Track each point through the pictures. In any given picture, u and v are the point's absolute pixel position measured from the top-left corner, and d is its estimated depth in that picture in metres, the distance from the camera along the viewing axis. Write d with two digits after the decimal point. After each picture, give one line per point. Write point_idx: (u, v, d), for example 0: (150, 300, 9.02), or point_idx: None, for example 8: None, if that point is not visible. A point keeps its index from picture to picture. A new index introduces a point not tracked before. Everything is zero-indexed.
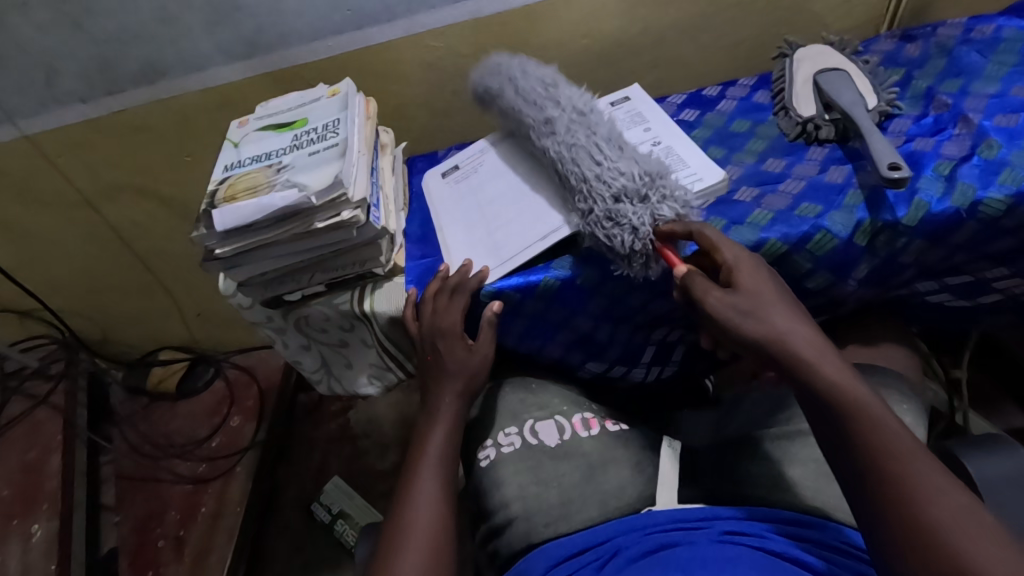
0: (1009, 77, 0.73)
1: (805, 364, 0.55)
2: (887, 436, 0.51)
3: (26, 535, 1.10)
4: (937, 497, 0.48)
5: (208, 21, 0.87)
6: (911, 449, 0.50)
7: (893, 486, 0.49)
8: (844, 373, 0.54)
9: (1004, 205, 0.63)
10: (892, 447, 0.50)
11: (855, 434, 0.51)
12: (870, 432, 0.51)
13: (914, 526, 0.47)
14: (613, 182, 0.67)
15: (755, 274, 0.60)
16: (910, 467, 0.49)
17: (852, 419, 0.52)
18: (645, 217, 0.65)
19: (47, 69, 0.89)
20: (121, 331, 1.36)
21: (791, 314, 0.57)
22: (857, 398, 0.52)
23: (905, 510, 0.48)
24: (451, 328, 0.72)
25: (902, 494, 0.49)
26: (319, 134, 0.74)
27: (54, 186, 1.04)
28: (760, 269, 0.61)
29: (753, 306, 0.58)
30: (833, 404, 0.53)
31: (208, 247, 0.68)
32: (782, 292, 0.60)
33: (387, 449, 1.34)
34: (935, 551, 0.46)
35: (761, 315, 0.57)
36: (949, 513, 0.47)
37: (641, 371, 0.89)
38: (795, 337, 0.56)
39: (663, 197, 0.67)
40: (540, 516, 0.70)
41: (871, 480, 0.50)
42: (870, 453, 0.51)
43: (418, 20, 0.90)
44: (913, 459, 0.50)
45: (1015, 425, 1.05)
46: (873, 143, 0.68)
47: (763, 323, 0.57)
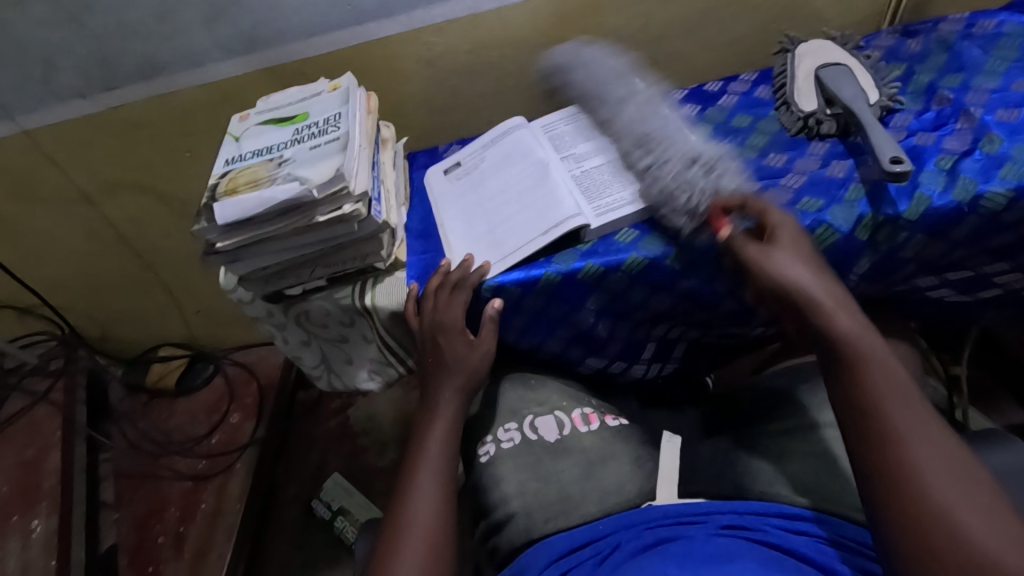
0: (1010, 72, 0.73)
1: (820, 313, 0.57)
2: (892, 386, 0.53)
3: (25, 531, 1.10)
4: (928, 446, 0.49)
5: (208, 17, 0.87)
6: (914, 402, 0.52)
7: (886, 427, 0.51)
8: (861, 327, 0.56)
9: (1006, 199, 0.63)
10: (896, 396, 0.52)
11: (860, 380, 0.54)
12: (875, 378, 0.53)
13: (897, 467, 0.49)
14: (687, 152, 0.69)
15: (788, 235, 0.62)
16: (908, 415, 0.51)
17: (859, 366, 0.54)
18: (708, 184, 0.66)
19: (46, 65, 0.89)
20: (121, 328, 1.36)
21: (814, 270, 0.60)
22: (868, 349, 0.55)
23: (892, 451, 0.50)
24: (452, 322, 0.72)
25: (892, 432, 0.51)
26: (320, 128, 0.74)
27: (53, 183, 1.04)
28: (800, 238, 0.63)
29: (775, 258, 0.61)
30: (842, 352, 0.55)
31: (209, 241, 0.68)
32: (813, 254, 0.62)
33: (387, 446, 1.34)
34: (910, 486, 0.48)
35: (784, 265, 0.60)
36: (934, 461, 0.49)
37: (641, 367, 0.89)
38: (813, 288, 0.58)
39: (723, 171, 0.68)
40: (540, 511, 0.70)
41: (867, 422, 0.52)
42: (871, 396, 0.53)
43: (418, 16, 0.90)
44: (913, 410, 0.51)
45: (1015, 422, 1.05)
46: (874, 138, 0.68)
47: (783, 275, 0.60)
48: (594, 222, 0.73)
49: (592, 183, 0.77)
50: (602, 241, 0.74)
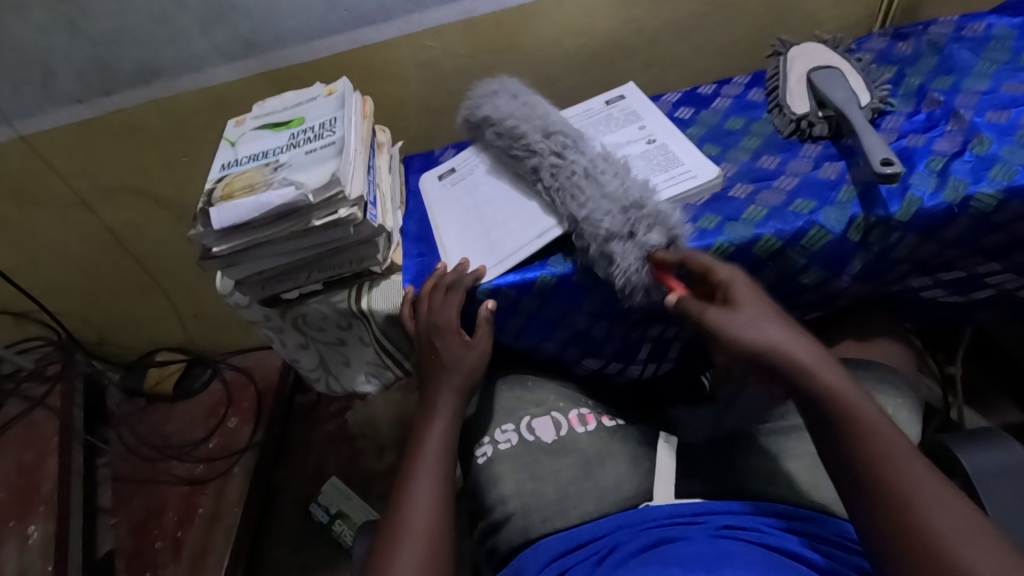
0: (999, 74, 0.74)
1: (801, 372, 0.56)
2: (888, 444, 0.52)
3: (23, 536, 1.10)
4: (933, 503, 0.49)
5: (205, 22, 0.88)
6: (908, 456, 0.52)
7: (890, 492, 0.51)
8: (842, 380, 0.56)
9: (996, 199, 0.64)
10: (889, 454, 0.52)
11: (854, 442, 0.53)
12: (868, 440, 0.53)
13: (911, 533, 0.49)
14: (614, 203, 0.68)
15: (745, 290, 0.61)
16: (904, 475, 0.51)
17: (850, 428, 0.53)
18: (634, 249, 0.66)
19: (43, 70, 0.89)
20: (118, 332, 1.36)
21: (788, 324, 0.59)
22: (854, 405, 0.54)
23: (903, 517, 0.49)
24: (447, 324, 0.72)
25: (894, 495, 0.50)
26: (316, 132, 0.75)
27: (50, 188, 1.04)
28: (751, 290, 0.61)
29: (750, 318, 0.59)
30: (831, 412, 0.54)
31: (205, 246, 0.68)
32: (778, 305, 0.61)
33: (386, 449, 1.34)
34: (923, 551, 0.48)
35: (753, 326, 0.58)
36: (945, 520, 0.49)
37: (637, 368, 0.90)
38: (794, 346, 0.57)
39: (651, 225, 0.67)
40: (538, 511, 0.70)
41: (870, 486, 0.52)
42: (867, 458, 0.52)
43: (414, 20, 0.90)
44: (911, 465, 0.51)
45: (1009, 421, 1.05)
46: (866, 139, 0.68)
47: (758, 335, 0.57)
48: None
49: None
50: None
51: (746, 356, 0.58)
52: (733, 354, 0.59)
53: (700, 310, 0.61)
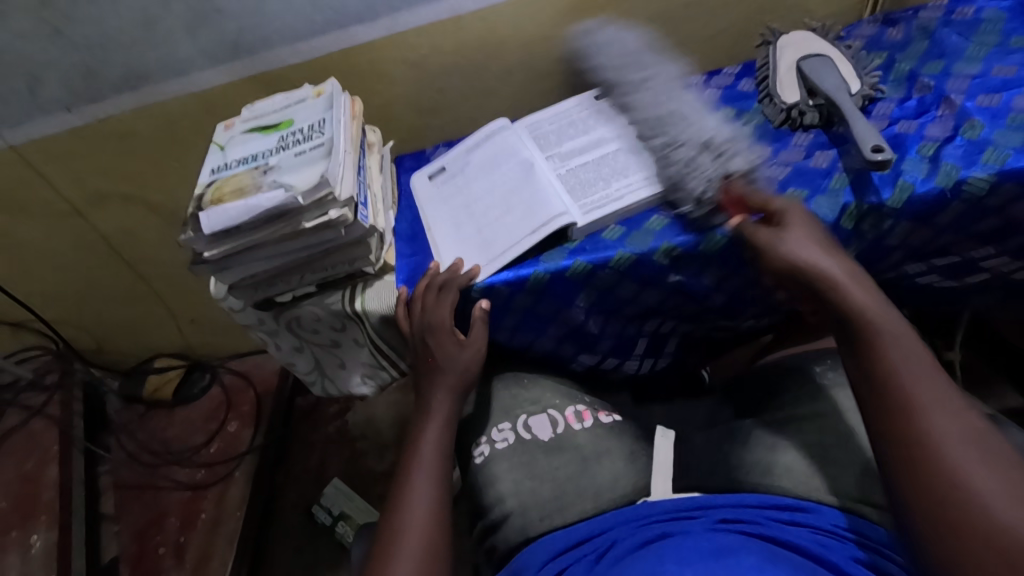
0: (990, 58, 0.73)
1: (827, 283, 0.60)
2: (906, 358, 0.54)
3: (24, 546, 1.10)
4: (960, 419, 0.50)
5: (190, 25, 0.87)
6: (936, 376, 0.53)
7: (904, 396, 0.52)
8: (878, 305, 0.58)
9: (988, 183, 0.63)
10: (906, 364, 0.53)
11: (877, 351, 0.55)
12: (888, 352, 0.54)
13: (913, 435, 0.50)
14: (701, 136, 0.71)
15: (795, 218, 0.64)
16: (924, 386, 0.52)
17: (870, 337, 0.56)
18: (717, 169, 0.68)
19: (29, 79, 0.89)
20: (116, 340, 1.36)
21: (823, 250, 0.62)
22: (880, 328, 0.56)
23: (905, 421, 0.51)
24: (440, 324, 0.72)
25: (901, 397, 0.52)
26: (304, 134, 0.74)
27: (40, 197, 1.04)
28: (808, 219, 0.64)
29: (782, 240, 0.63)
30: (856, 321, 0.57)
31: (196, 250, 0.68)
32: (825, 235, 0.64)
33: (387, 449, 1.34)
34: (924, 453, 0.49)
35: (789, 244, 0.62)
36: (953, 432, 0.49)
37: (633, 362, 0.89)
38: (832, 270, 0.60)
39: (727, 156, 0.69)
40: (535, 510, 0.70)
41: (886, 390, 0.53)
42: (886, 366, 0.54)
43: (401, 18, 0.90)
44: (926, 379, 0.52)
45: (1009, 405, 1.05)
46: (856, 127, 0.68)
47: (790, 253, 0.62)
48: (581, 220, 0.73)
49: (577, 182, 0.77)
50: (589, 239, 0.74)
51: (784, 271, 0.62)
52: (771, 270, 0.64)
53: (755, 231, 0.65)
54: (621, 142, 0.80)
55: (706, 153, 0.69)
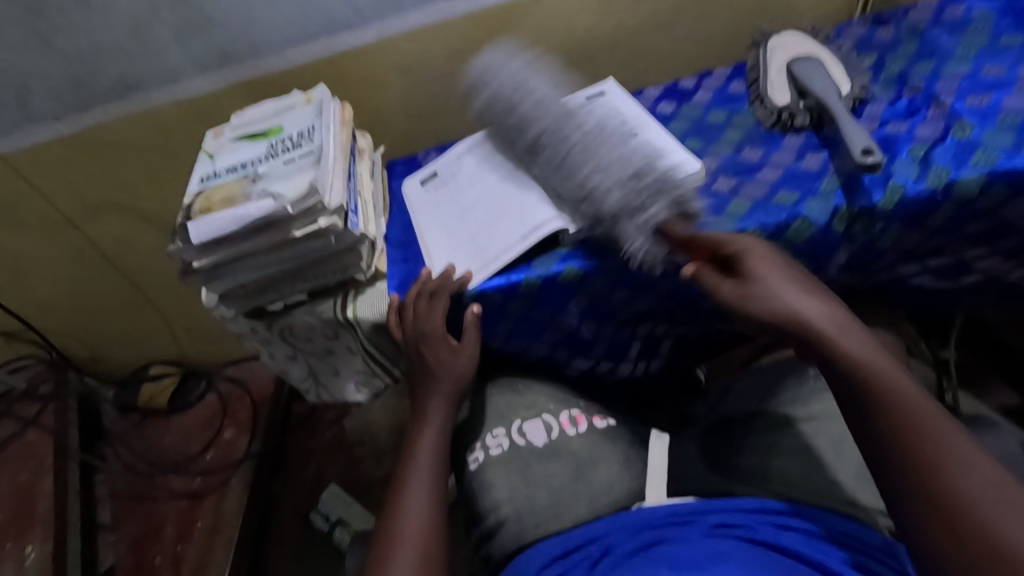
0: (979, 58, 0.73)
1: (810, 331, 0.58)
2: (911, 409, 0.52)
3: (20, 557, 1.09)
4: (968, 465, 0.49)
5: (179, 33, 0.87)
6: (941, 421, 0.52)
7: (921, 456, 0.50)
8: (865, 349, 0.56)
9: (978, 184, 0.63)
10: (911, 416, 0.52)
11: (882, 406, 0.53)
12: (897, 406, 0.53)
13: (942, 499, 0.48)
14: (617, 177, 0.68)
15: (760, 261, 0.62)
16: (936, 440, 0.51)
17: (873, 392, 0.54)
18: (649, 221, 0.66)
19: (18, 89, 0.89)
20: (110, 348, 1.36)
21: (806, 294, 0.60)
22: (881, 378, 0.54)
23: (930, 485, 0.49)
24: (432, 331, 0.71)
25: (919, 456, 0.50)
26: (293, 142, 0.74)
27: (32, 207, 1.03)
28: (772, 258, 0.62)
29: (757, 296, 0.60)
30: (856, 374, 0.55)
31: (186, 261, 0.68)
32: (798, 273, 0.62)
33: (384, 456, 1.33)
34: (956, 518, 0.47)
35: (770, 297, 0.59)
36: (977, 488, 0.48)
37: (628, 367, 0.89)
38: (815, 316, 0.58)
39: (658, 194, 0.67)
40: (530, 516, 0.70)
41: (902, 449, 0.51)
42: (897, 423, 0.52)
43: (391, 24, 0.90)
44: (937, 429, 0.51)
45: (1004, 404, 1.05)
46: (846, 129, 0.68)
47: (774, 306, 0.59)
48: (572, 225, 0.72)
49: None
50: (581, 243, 0.73)
51: (768, 325, 0.60)
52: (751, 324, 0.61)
53: (721, 283, 0.62)
54: None
55: (625, 202, 0.67)
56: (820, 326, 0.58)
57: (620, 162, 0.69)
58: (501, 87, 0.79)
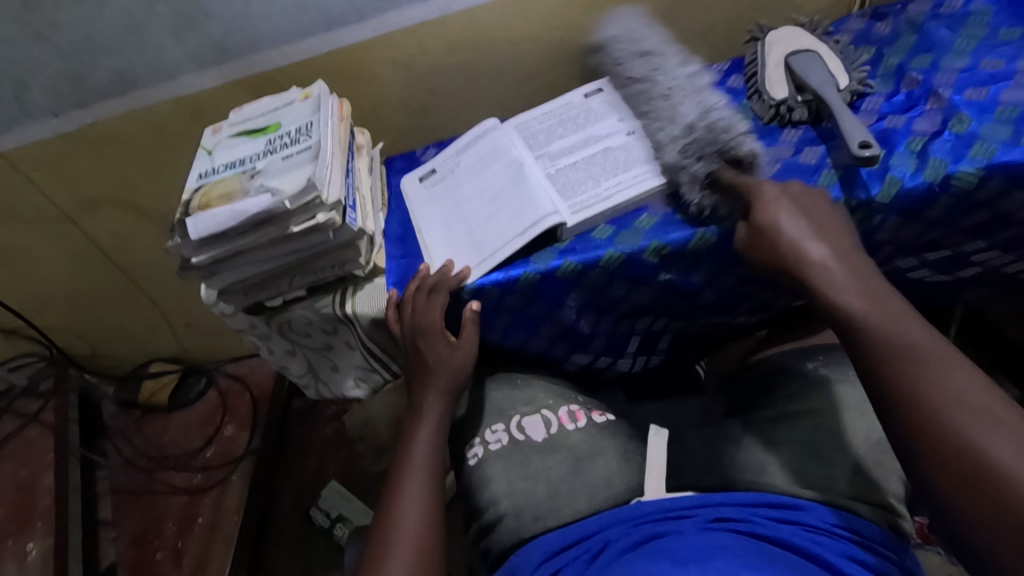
0: (978, 51, 0.73)
1: (812, 273, 0.58)
2: (901, 343, 0.51)
3: (21, 554, 1.10)
4: (966, 400, 0.47)
5: (177, 29, 0.87)
6: (938, 351, 0.50)
7: (911, 384, 0.49)
8: (872, 289, 0.56)
9: (976, 177, 0.63)
10: (903, 348, 0.51)
11: (877, 339, 0.53)
12: (891, 338, 0.52)
13: (930, 425, 0.47)
14: (678, 128, 0.71)
15: (771, 203, 0.62)
16: (927, 369, 0.49)
17: (869, 328, 0.53)
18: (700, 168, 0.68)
19: (17, 86, 0.89)
20: (111, 345, 1.36)
21: (816, 235, 0.60)
22: (875, 314, 0.54)
23: (919, 413, 0.48)
24: (431, 326, 0.71)
25: (909, 385, 0.49)
26: (292, 137, 0.74)
27: (31, 203, 1.04)
28: (792, 197, 0.63)
29: (769, 234, 0.61)
30: (852, 314, 0.55)
31: (184, 256, 0.68)
32: (817, 215, 0.62)
33: (383, 451, 1.33)
34: (945, 444, 0.46)
35: (778, 236, 0.60)
36: (964, 413, 0.46)
37: (627, 362, 0.89)
38: (820, 259, 0.58)
39: (705, 146, 0.68)
40: (529, 511, 0.70)
41: (891, 380, 0.51)
42: (891, 352, 0.51)
43: (389, 20, 0.89)
44: (931, 359, 0.50)
45: (1004, 397, 1.05)
46: (844, 123, 0.68)
47: (785, 245, 0.60)
48: (569, 220, 0.72)
49: (566, 182, 0.77)
50: (579, 238, 0.73)
51: (783, 266, 0.61)
52: (770, 267, 0.62)
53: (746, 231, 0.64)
54: (610, 141, 0.80)
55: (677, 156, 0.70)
56: (825, 268, 0.58)
57: (683, 113, 0.72)
58: (624, 48, 0.83)
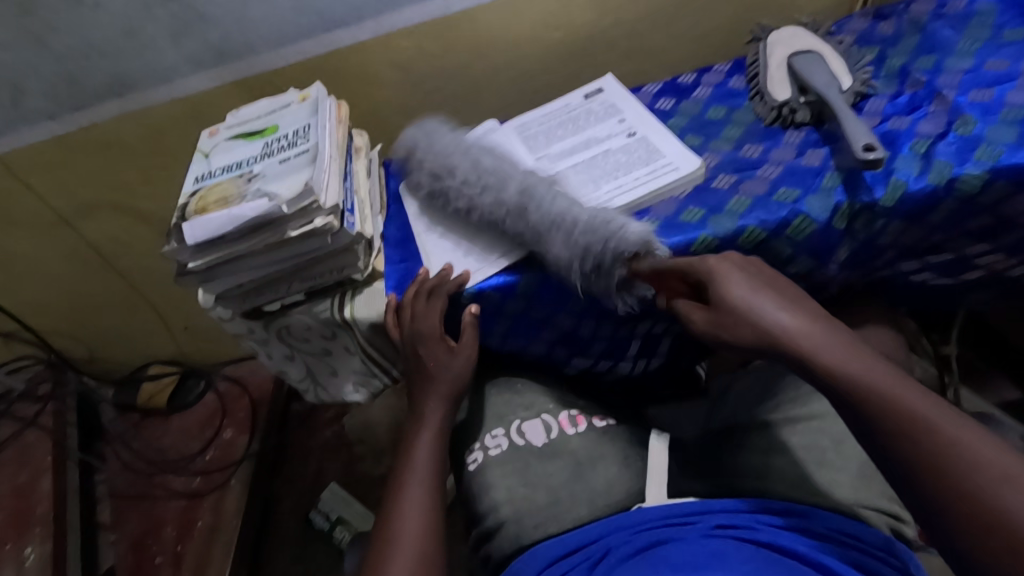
0: (982, 52, 0.72)
1: (786, 348, 0.54)
2: (910, 418, 0.48)
3: (19, 560, 1.08)
4: (985, 468, 0.45)
5: (173, 31, 0.86)
6: (942, 420, 0.48)
7: (936, 460, 0.46)
8: (852, 355, 0.52)
9: (981, 180, 0.62)
10: (911, 421, 0.48)
11: (877, 417, 0.49)
12: (896, 410, 0.49)
13: (970, 504, 0.45)
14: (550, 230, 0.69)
15: (725, 281, 0.57)
16: (944, 441, 0.47)
17: (869, 404, 0.50)
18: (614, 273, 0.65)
19: (12, 89, 0.88)
20: (109, 349, 1.35)
21: (780, 306, 0.56)
22: (872, 386, 0.50)
23: (957, 491, 0.45)
24: (430, 331, 0.70)
25: (933, 462, 0.47)
26: (289, 141, 0.73)
27: (28, 207, 1.03)
28: (738, 273, 0.58)
29: (729, 317, 0.56)
30: (846, 390, 0.51)
31: (180, 261, 0.67)
32: (771, 282, 0.58)
33: (383, 455, 1.33)
34: (987, 522, 0.44)
35: (744, 314, 0.55)
36: (1001, 486, 0.44)
37: (627, 366, 0.89)
38: (796, 331, 0.54)
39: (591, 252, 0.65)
40: (530, 517, 0.69)
41: (912, 456, 0.47)
42: (899, 431, 0.48)
43: (387, 21, 0.89)
44: (942, 429, 0.47)
45: (1005, 399, 1.04)
46: (847, 125, 0.67)
47: (755, 326, 0.55)
48: None
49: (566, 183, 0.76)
50: None
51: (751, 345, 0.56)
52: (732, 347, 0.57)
53: (699, 309, 0.59)
54: (611, 142, 0.79)
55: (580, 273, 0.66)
56: (796, 342, 0.53)
57: (559, 213, 0.68)
58: (425, 153, 0.80)
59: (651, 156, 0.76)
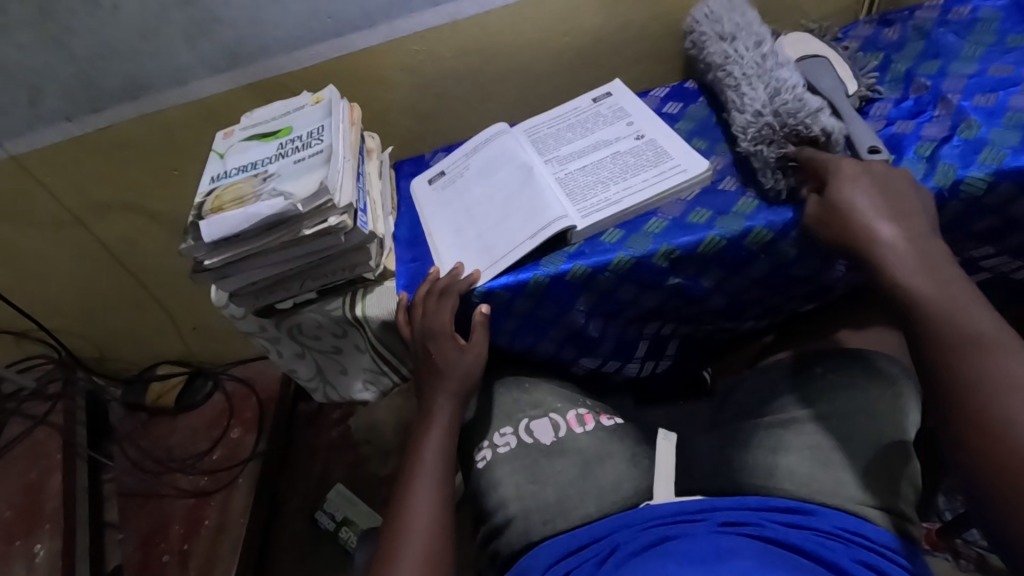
0: (986, 57, 0.73)
1: (878, 249, 0.60)
2: (964, 333, 0.53)
3: (28, 556, 1.10)
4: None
5: (189, 34, 0.87)
6: (1003, 347, 0.51)
7: (965, 371, 0.51)
8: (937, 271, 0.57)
9: (985, 182, 0.63)
10: (964, 336, 0.53)
11: (936, 325, 0.54)
12: (953, 326, 0.53)
13: (977, 415, 0.48)
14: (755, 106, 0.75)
15: (848, 180, 0.63)
16: (984, 362, 0.50)
17: (930, 312, 0.55)
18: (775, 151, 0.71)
19: (31, 90, 0.90)
20: (119, 348, 1.37)
21: (888, 215, 0.61)
22: (943, 298, 0.55)
23: (970, 402, 0.49)
24: (440, 328, 0.71)
25: (961, 373, 0.51)
26: (303, 142, 0.75)
27: (42, 206, 1.04)
28: (867, 175, 0.63)
29: (836, 211, 0.63)
30: (913, 294, 0.57)
31: (197, 258, 0.68)
32: (895, 194, 0.62)
33: (389, 455, 1.34)
34: (989, 433, 0.47)
35: (846, 211, 0.62)
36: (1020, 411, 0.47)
37: (635, 365, 0.90)
38: (889, 238, 0.59)
39: (788, 129, 0.71)
40: (538, 514, 0.70)
41: (948, 363, 0.52)
42: (948, 340, 0.53)
43: (399, 25, 0.90)
44: (995, 351, 0.50)
45: None
46: (852, 126, 0.71)
47: (855, 222, 0.61)
48: (580, 224, 0.72)
49: (576, 185, 0.77)
50: (589, 242, 0.73)
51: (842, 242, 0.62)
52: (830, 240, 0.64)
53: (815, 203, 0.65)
54: (619, 144, 0.81)
55: (760, 135, 0.72)
56: (894, 247, 0.59)
57: (758, 97, 0.75)
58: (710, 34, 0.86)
59: (659, 158, 0.77)
